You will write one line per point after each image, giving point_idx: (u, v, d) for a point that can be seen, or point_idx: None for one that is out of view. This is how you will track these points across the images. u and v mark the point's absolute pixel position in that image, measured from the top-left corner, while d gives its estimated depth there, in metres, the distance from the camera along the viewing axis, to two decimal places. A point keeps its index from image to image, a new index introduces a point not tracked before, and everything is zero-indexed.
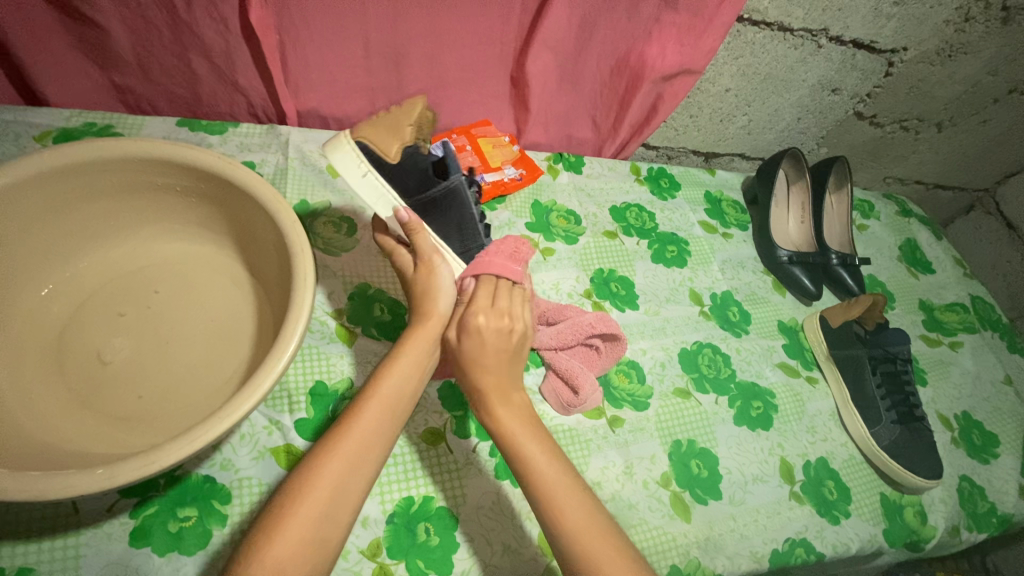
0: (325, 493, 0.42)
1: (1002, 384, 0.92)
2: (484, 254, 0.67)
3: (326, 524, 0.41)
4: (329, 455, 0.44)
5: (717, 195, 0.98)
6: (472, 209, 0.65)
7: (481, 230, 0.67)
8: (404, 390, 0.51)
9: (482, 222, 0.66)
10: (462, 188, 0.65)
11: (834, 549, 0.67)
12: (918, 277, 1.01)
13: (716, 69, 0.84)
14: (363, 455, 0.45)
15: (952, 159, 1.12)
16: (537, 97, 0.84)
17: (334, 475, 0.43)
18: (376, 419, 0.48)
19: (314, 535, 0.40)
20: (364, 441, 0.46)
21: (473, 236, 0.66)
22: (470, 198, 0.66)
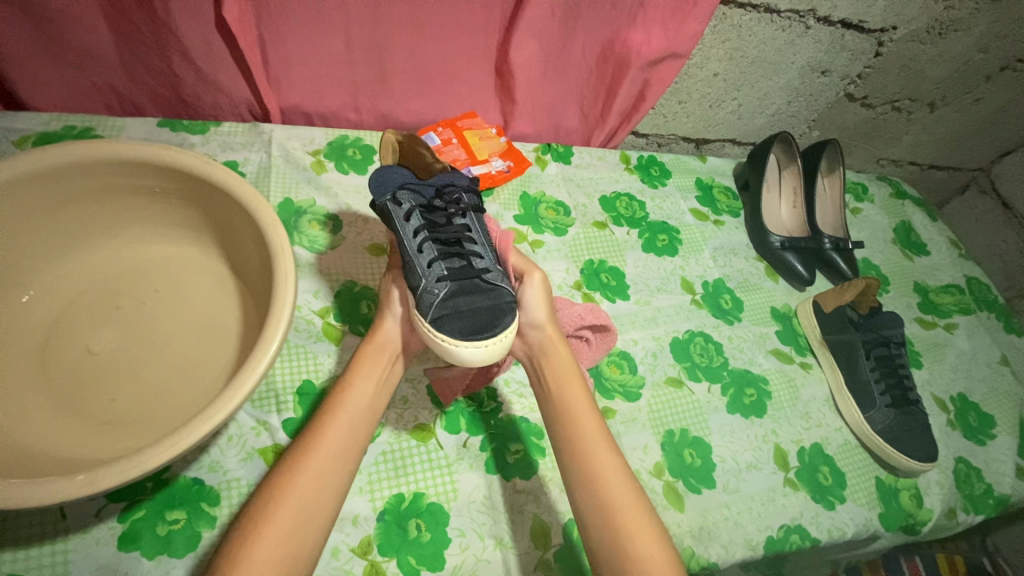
0: (298, 500, 0.45)
1: (998, 365, 0.91)
2: (416, 288, 0.57)
3: (296, 549, 0.43)
4: (292, 480, 0.46)
5: (709, 181, 0.98)
6: (410, 236, 0.59)
7: (422, 263, 0.58)
8: (365, 403, 0.53)
9: (423, 265, 0.58)
10: (406, 226, 0.59)
11: (829, 535, 0.67)
12: (913, 259, 1.01)
13: (702, 54, 0.83)
14: (326, 476, 0.47)
15: (946, 139, 1.10)
16: (523, 87, 0.83)
17: (302, 499, 0.45)
18: (337, 437, 0.49)
19: (285, 561, 0.42)
20: (336, 450, 0.49)
21: (409, 267, 0.58)
22: (413, 225, 0.60)
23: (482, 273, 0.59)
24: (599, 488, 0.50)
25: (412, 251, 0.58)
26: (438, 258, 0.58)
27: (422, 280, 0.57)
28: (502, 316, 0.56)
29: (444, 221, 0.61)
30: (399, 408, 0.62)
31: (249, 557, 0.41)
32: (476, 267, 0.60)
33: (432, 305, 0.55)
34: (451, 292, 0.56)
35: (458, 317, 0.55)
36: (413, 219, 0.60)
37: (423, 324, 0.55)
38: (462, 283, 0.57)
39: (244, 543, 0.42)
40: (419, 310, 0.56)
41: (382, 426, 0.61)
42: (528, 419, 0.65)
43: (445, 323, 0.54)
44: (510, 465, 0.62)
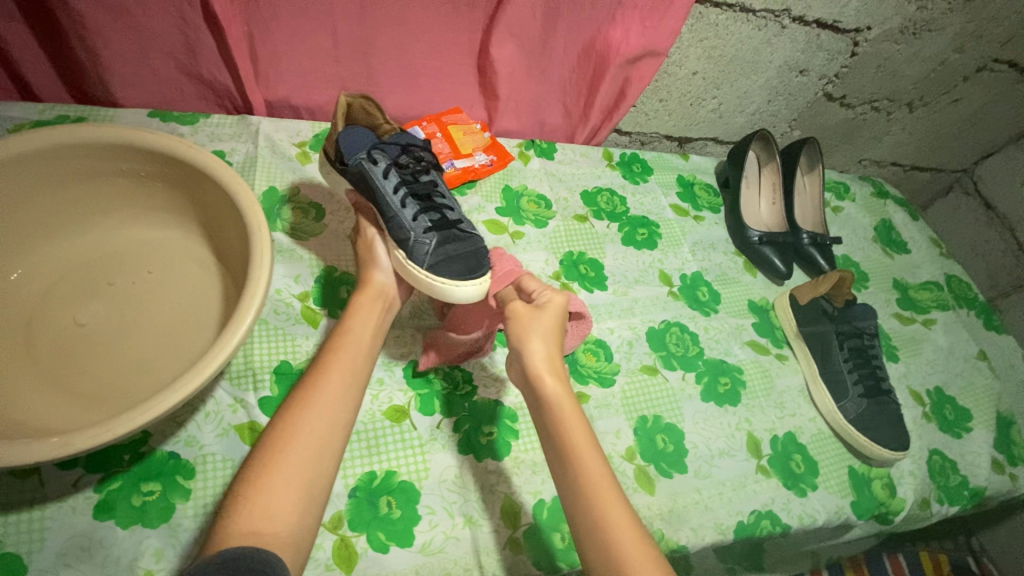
0: (309, 441, 0.46)
1: (975, 360, 0.92)
2: (406, 241, 0.60)
3: (314, 472, 0.45)
4: (303, 412, 0.47)
5: (690, 178, 0.99)
6: (390, 194, 0.62)
7: (407, 216, 0.61)
8: (364, 344, 0.54)
9: (409, 217, 0.61)
10: (387, 183, 0.62)
11: (800, 521, 0.68)
12: (893, 256, 1.02)
13: (681, 52, 0.85)
14: (335, 407, 0.49)
15: (927, 140, 1.12)
16: (506, 84, 0.85)
17: (314, 427, 0.47)
18: (342, 373, 0.51)
19: (303, 484, 0.44)
20: (337, 391, 0.49)
21: (395, 223, 0.61)
22: (391, 181, 0.62)
23: (458, 221, 0.64)
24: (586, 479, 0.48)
25: (396, 207, 0.61)
26: (420, 211, 0.62)
27: (411, 233, 0.61)
28: (483, 251, 0.62)
29: (416, 177, 0.65)
30: (375, 389, 0.64)
31: (264, 497, 0.42)
32: (451, 217, 0.64)
33: (426, 253, 0.59)
34: (440, 240, 0.60)
35: (451, 262, 0.59)
36: (391, 176, 0.62)
37: (419, 272, 0.59)
38: (446, 231, 0.62)
39: (265, 468, 0.44)
40: (413, 259, 0.60)
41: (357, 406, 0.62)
42: (503, 403, 0.67)
43: (442, 267, 0.59)
44: (482, 446, 0.63)
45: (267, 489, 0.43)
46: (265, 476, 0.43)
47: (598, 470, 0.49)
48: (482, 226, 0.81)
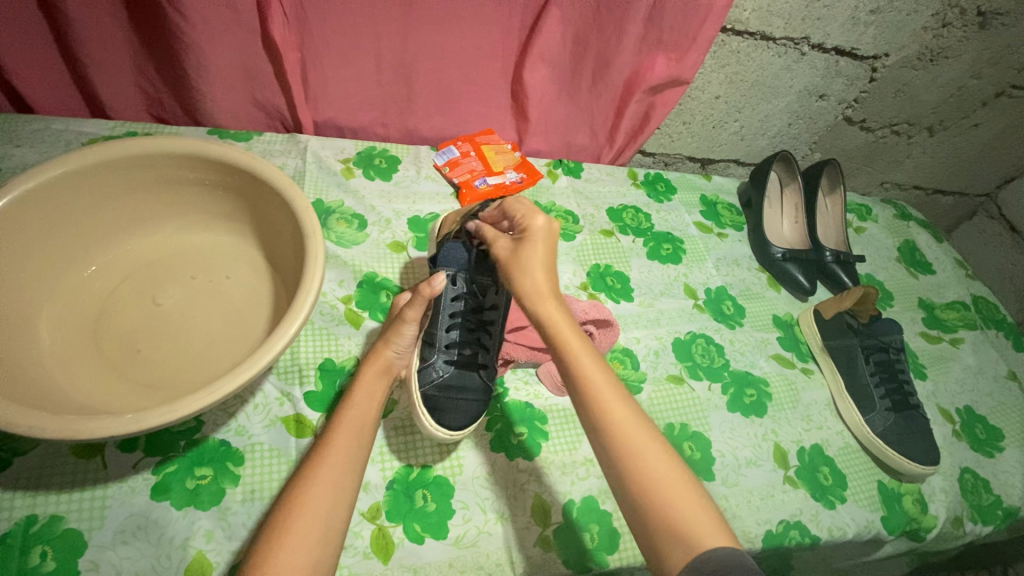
0: (309, 526, 0.45)
1: (1005, 379, 0.91)
2: (426, 359, 0.63)
3: (318, 558, 0.44)
4: (304, 499, 0.47)
5: (714, 198, 1.02)
6: (445, 314, 0.66)
7: (441, 339, 0.64)
8: (367, 421, 0.54)
9: (442, 344, 0.64)
10: (449, 303, 0.66)
11: (829, 533, 0.67)
12: (918, 277, 1.02)
13: (704, 77, 0.90)
14: (337, 492, 0.48)
15: (949, 164, 1.14)
16: (537, 107, 0.91)
17: (317, 508, 0.46)
18: (344, 447, 0.51)
19: (310, 562, 0.43)
20: (339, 468, 0.49)
21: (429, 338, 0.64)
22: (451, 305, 0.66)
23: (483, 367, 0.64)
24: None
25: (439, 327, 0.65)
26: (456, 342, 0.65)
27: (434, 356, 0.63)
28: (475, 414, 0.61)
29: (479, 313, 0.67)
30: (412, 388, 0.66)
31: None
32: (481, 360, 0.65)
33: (430, 380, 0.61)
34: (451, 376, 0.62)
35: (444, 400, 0.60)
36: (457, 301, 0.66)
37: (416, 395, 0.60)
38: (463, 374, 0.63)
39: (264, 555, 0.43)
40: (419, 377, 0.62)
41: (394, 404, 0.65)
42: (533, 405, 0.69)
43: (432, 402, 0.60)
44: (514, 445, 0.65)
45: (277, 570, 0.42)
46: (278, 550, 0.43)
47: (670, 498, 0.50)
48: None
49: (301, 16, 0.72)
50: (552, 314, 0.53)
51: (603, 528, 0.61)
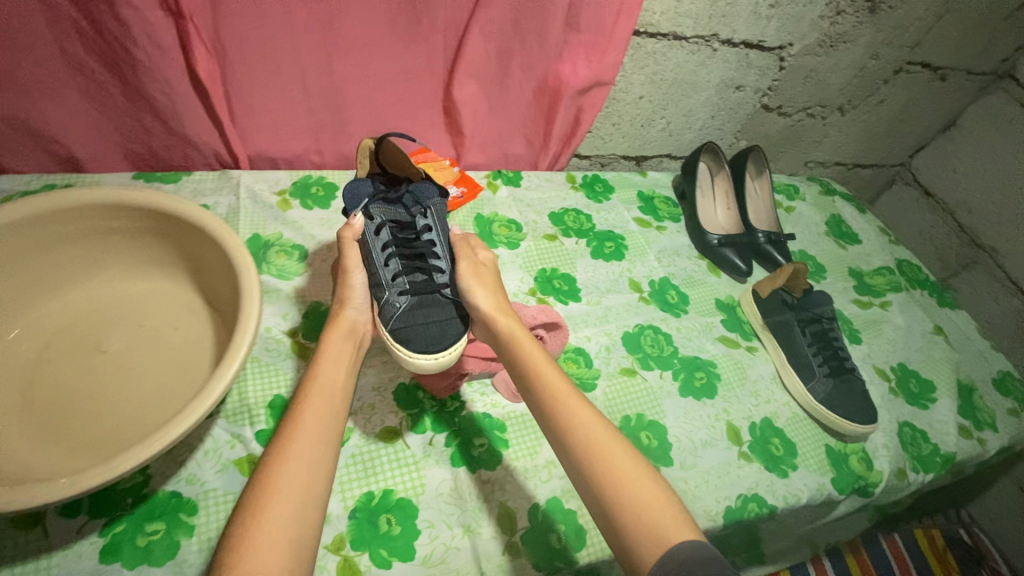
0: (288, 492, 0.45)
1: (932, 334, 0.97)
2: (381, 298, 0.64)
3: (300, 514, 0.44)
4: (278, 468, 0.46)
5: (650, 193, 1.07)
6: (378, 249, 0.66)
7: (387, 275, 0.65)
8: (337, 384, 0.55)
9: (388, 277, 0.65)
10: (376, 240, 0.67)
11: (785, 501, 0.71)
12: (846, 248, 1.09)
13: (626, 79, 0.93)
14: (312, 450, 0.48)
15: (864, 138, 1.21)
16: (470, 121, 0.92)
17: (297, 474, 0.46)
18: (316, 416, 0.51)
19: (294, 527, 0.43)
20: (313, 437, 0.49)
21: (374, 279, 0.65)
22: (380, 239, 0.67)
23: (441, 287, 0.67)
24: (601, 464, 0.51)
25: (378, 263, 0.66)
26: (401, 272, 0.66)
27: (386, 292, 0.64)
28: (453, 332, 0.63)
29: (411, 240, 0.69)
30: (367, 413, 0.66)
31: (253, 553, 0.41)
32: (436, 282, 0.67)
33: (394, 316, 0.62)
34: (412, 306, 0.64)
35: (416, 330, 0.62)
36: (383, 233, 0.67)
37: (385, 333, 0.62)
38: (422, 298, 0.65)
39: (245, 525, 0.42)
40: (382, 318, 0.63)
41: (350, 433, 0.64)
42: (490, 414, 0.69)
43: (404, 334, 0.62)
44: (475, 457, 0.65)
45: (258, 539, 0.42)
46: (259, 520, 0.43)
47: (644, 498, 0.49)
48: None
49: (219, 53, 0.71)
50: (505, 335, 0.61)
51: (568, 527, 0.62)
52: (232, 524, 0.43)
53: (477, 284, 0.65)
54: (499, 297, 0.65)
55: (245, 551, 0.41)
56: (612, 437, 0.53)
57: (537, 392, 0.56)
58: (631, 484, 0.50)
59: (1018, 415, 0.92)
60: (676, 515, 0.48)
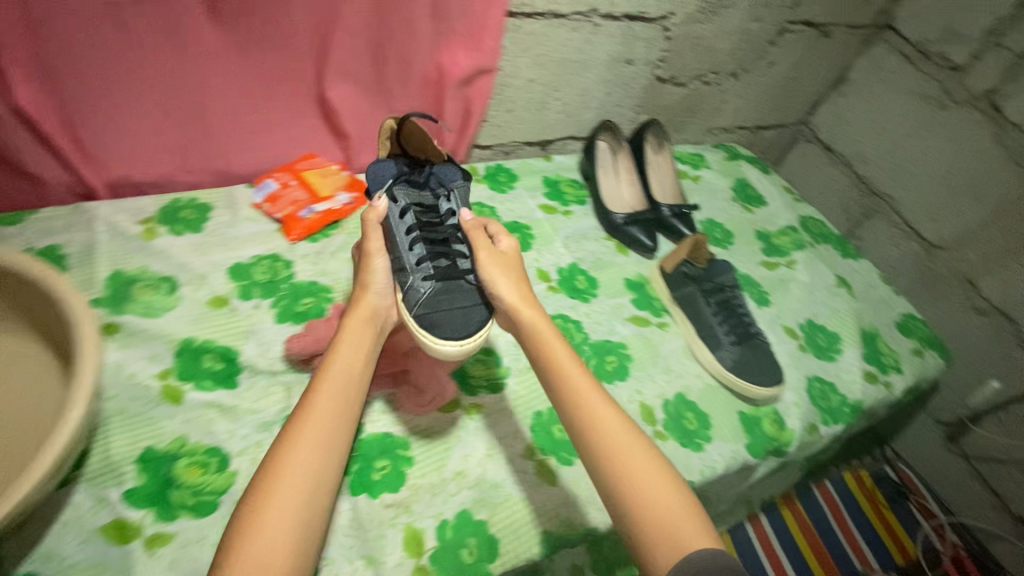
0: (296, 477, 0.44)
1: (835, 287, 0.99)
2: (404, 283, 0.62)
3: (302, 522, 0.42)
4: (288, 452, 0.45)
5: (555, 177, 1.05)
6: (402, 233, 0.65)
7: (410, 259, 0.64)
8: (356, 366, 0.53)
9: (413, 262, 0.63)
10: (399, 223, 0.65)
11: (701, 475, 0.71)
12: (753, 211, 1.10)
13: (512, 63, 0.90)
14: (324, 433, 0.47)
15: (761, 101, 1.23)
16: (353, 121, 0.87)
17: (306, 459, 0.45)
18: (329, 397, 0.49)
19: (297, 516, 0.42)
20: (327, 420, 0.48)
21: (398, 263, 0.64)
22: (403, 223, 0.65)
23: (466, 273, 0.65)
24: (624, 466, 0.49)
25: (403, 247, 0.64)
26: (425, 256, 0.64)
27: (410, 276, 0.62)
28: (477, 319, 0.62)
29: (435, 224, 0.67)
30: (254, 452, 0.61)
31: (254, 542, 0.40)
32: (460, 268, 0.65)
33: (418, 300, 0.61)
34: (436, 291, 0.62)
35: (442, 314, 0.60)
36: (407, 217, 0.66)
37: (408, 317, 0.60)
38: (447, 283, 0.63)
39: (254, 510, 0.41)
40: (405, 303, 0.61)
41: (234, 476, 0.59)
42: (391, 433, 0.65)
43: (429, 318, 0.60)
44: (375, 482, 0.61)
45: (264, 525, 0.41)
46: (265, 507, 0.42)
47: (664, 502, 0.47)
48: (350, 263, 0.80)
49: (42, 76, 0.63)
50: (532, 324, 0.59)
51: (480, 539, 0.59)
52: (241, 505, 0.42)
53: (498, 272, 0.61)
54: (522, 286, 0.62)
55: (240, 569, 0.38)
56: (637, 441, 0.51)
57: (556, 387, 0.55)
58: (651, 487, 0.48)
59: (921, 355, 0.95)
60: (699, 525, 0.46)
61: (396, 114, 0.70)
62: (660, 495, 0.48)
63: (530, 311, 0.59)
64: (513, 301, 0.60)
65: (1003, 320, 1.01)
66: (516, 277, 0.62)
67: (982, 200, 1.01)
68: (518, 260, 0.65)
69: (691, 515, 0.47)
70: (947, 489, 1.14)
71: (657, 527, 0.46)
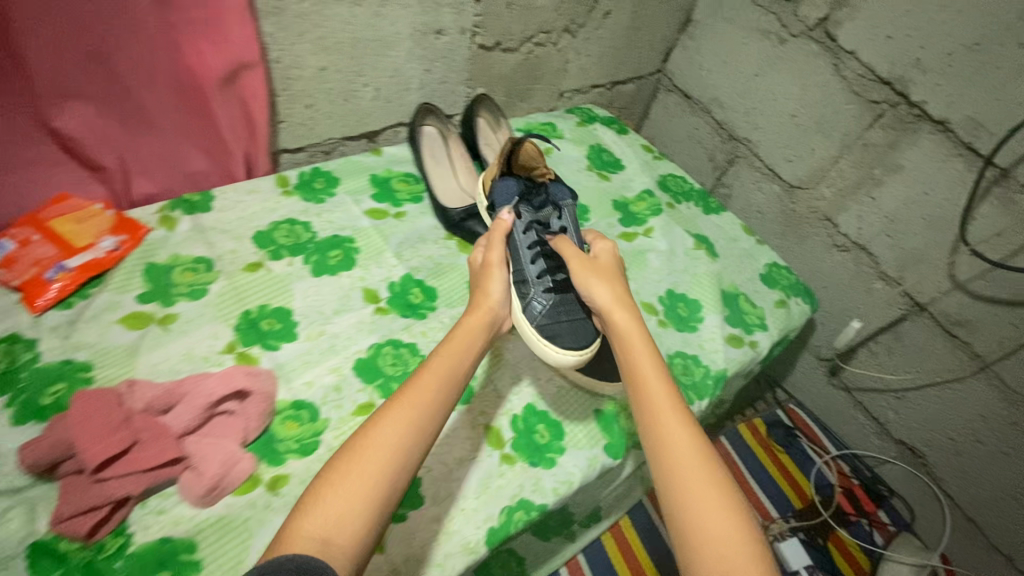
0: (381, 453, 0.46)
1: (694, 251, 0.94)
2: (525, 295, 0.69)
3: (379, 499, 0.44)
4: (376, 426, 0.48)
5: (386, 174, 0.91)
6: (524, 248, 0.72)
7: (532, 272, 0.70)
8: (458, 362, 0.57)
9: (533, 274, 0.70)
10: (523, 238, 0.73)
11: (555, 494, 0.64)
12: (608, 178, 1.03)
13: (290, 53, 0.75)
14: (413, 416, 0.49)
15: (609, 55, 1.14)
16: (104, 148, 0.68)
17: (388, 438, 0.47)
18: (428, 385, 0.52)
19: (378, 489, 0.44)
20: (414, 409, 0.50)
21: (520, 276, 0.70)
22: (525, 239, 0.73)
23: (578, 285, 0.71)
24: (688, 475, 0.50)
25: (524, 261, 0.71)
26: (545, 270, 0.70)
27: (531, 289, 0.69)
28: (588, 333, 0.68)
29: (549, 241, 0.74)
30: None
31: (327, 505, 0.43)
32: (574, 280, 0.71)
33: (539, 313, 0.68)
34: (554, 304, 0.68)
35: (560, 327, 0.67)
36: (529, 233, 0.73)
37: (531, 328, 0.67)
38: (562, 297, 0.69)
39: (341, 471, 0.45)
40: (528, 315, 0.68)
41: None
42: (171, 537, 0.53)
43: (548, 331, 0.67)
44: None
45: (342, 491, 0.43)
46: (347, 474, 0.45)
47: (719, 520, 0.46)
48: (117, 326, 0.65)
49: None
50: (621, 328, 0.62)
51: None
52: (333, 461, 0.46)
53: (597, 281, 0.65)
54: (624, 291, 0.66)
55: (314, 517, 0.42)
56: (706, 460, 0.51)
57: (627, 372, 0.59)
58: (699, 502, 0.48)
59: (786, 305, 0.93)
60: (753, 555, 0.45)
61: (511, 136, 0.77)
62: (706, 508, 0.47)
63: (623, 315, 0.63)
64: (610, 308, 0.64)
65: (860, 253, 1.00)
66: (620, 285, 0.66)
67: (829, 135, 0.97)
68: (614, 268, 0.69)
69: (744, 534, 0.46)
70: (838, 425, 1.16)
71: (709, 539, 0.45)
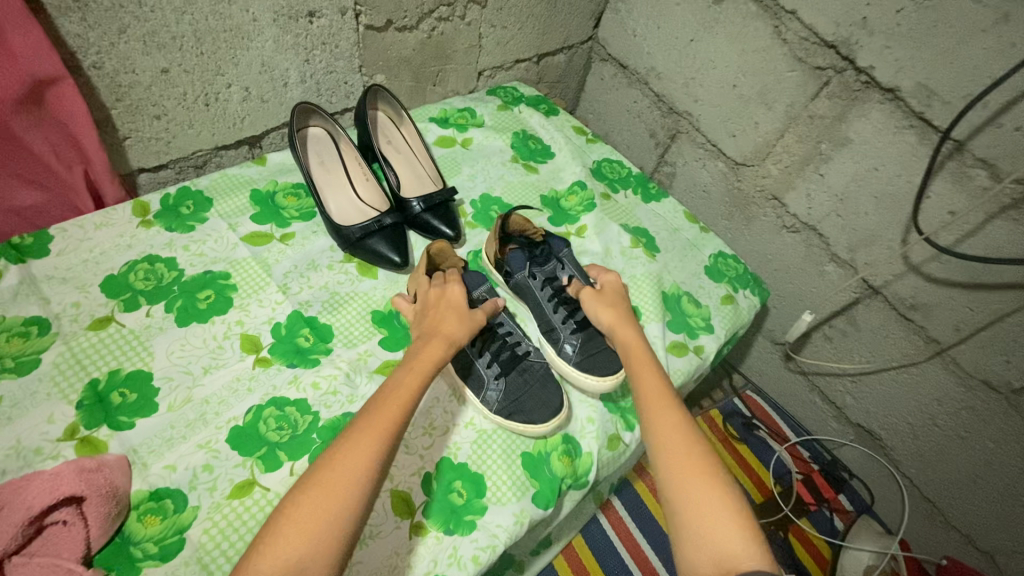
0: (344, 470, 0.44)
1: (630, 249, 0.85)
2: (556, 340, 0.70)
3: (340, 518, 0.42)
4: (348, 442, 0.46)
5: (269, 188, 0.78)
6: (543, 300, 0.73)
7: (557, 318, 0.71)
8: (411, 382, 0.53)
9: (558, 320, 0.71)
10: (539, 294, 0.73)
11: (475, 565, 0.55)
12: (536, 170, 0.93)
13: (111, 54, 0.60)
14: (372, 436, 0.47)
15: (529, 24, 1.00)
16: None
17: (356, 456, 0.45)
18: (392, 403, 0.50)
19: (341, 508, 0.42)
20: (381, 424, 0.48)
21: (547, 326, 0.72)
22: (543, 294, 0.74)
23: None
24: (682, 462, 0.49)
25: (547, 311, 0.72)
26: (566, 315, 0.72)
27: (560, 334, 0.70)
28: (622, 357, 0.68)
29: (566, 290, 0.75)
30: None
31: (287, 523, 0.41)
32: None
33: (573, 353, 0.68)
34: (583, 341, 0.69)
35: (595, 359, 0.68)
36: (545, 289, 0.74)
37: (571, 368, 0.67)
38: (589, 333, 0.70)
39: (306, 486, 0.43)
40: (563, 357, 0.69)
41: None
42: None
43: (587, 365, 0.67)
44: None
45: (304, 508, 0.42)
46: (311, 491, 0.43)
47: (711, 505, 0.45)
48: None
49: None
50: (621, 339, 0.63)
51: None
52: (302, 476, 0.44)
53: (598, 306, 0.67)
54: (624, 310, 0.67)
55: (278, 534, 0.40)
56: (703, 448, 0.50)
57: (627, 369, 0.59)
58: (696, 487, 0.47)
59: (733, 301, 0.85)
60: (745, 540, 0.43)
61: (499, 216, 0.72)
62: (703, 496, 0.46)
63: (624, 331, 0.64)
64: (614, 326, 0.65)
65: (811, 234, 0.92)
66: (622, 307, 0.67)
67: (773, 106, 0.88)
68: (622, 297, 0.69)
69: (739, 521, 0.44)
70: (796, 410, 1.12)
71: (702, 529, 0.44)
